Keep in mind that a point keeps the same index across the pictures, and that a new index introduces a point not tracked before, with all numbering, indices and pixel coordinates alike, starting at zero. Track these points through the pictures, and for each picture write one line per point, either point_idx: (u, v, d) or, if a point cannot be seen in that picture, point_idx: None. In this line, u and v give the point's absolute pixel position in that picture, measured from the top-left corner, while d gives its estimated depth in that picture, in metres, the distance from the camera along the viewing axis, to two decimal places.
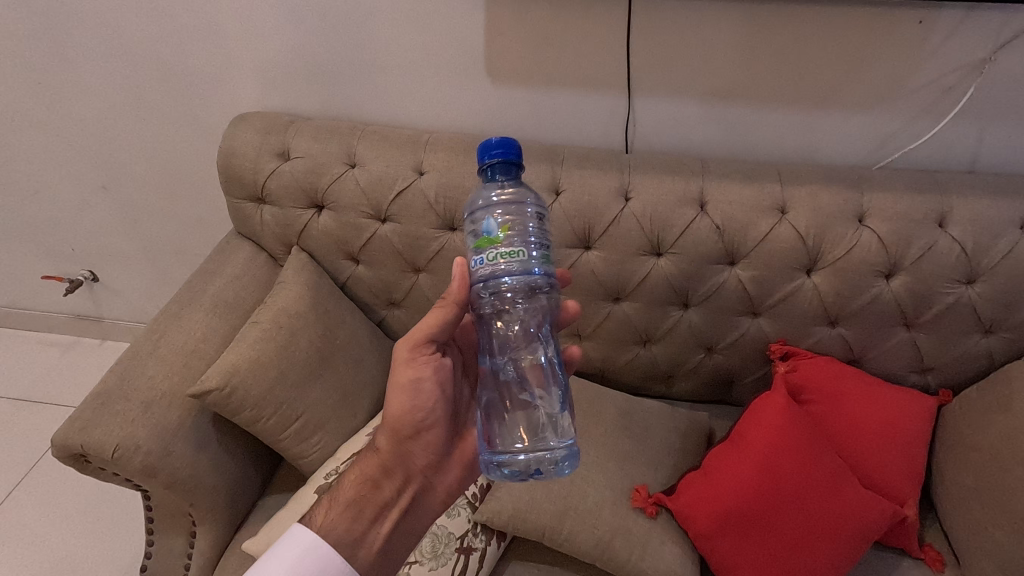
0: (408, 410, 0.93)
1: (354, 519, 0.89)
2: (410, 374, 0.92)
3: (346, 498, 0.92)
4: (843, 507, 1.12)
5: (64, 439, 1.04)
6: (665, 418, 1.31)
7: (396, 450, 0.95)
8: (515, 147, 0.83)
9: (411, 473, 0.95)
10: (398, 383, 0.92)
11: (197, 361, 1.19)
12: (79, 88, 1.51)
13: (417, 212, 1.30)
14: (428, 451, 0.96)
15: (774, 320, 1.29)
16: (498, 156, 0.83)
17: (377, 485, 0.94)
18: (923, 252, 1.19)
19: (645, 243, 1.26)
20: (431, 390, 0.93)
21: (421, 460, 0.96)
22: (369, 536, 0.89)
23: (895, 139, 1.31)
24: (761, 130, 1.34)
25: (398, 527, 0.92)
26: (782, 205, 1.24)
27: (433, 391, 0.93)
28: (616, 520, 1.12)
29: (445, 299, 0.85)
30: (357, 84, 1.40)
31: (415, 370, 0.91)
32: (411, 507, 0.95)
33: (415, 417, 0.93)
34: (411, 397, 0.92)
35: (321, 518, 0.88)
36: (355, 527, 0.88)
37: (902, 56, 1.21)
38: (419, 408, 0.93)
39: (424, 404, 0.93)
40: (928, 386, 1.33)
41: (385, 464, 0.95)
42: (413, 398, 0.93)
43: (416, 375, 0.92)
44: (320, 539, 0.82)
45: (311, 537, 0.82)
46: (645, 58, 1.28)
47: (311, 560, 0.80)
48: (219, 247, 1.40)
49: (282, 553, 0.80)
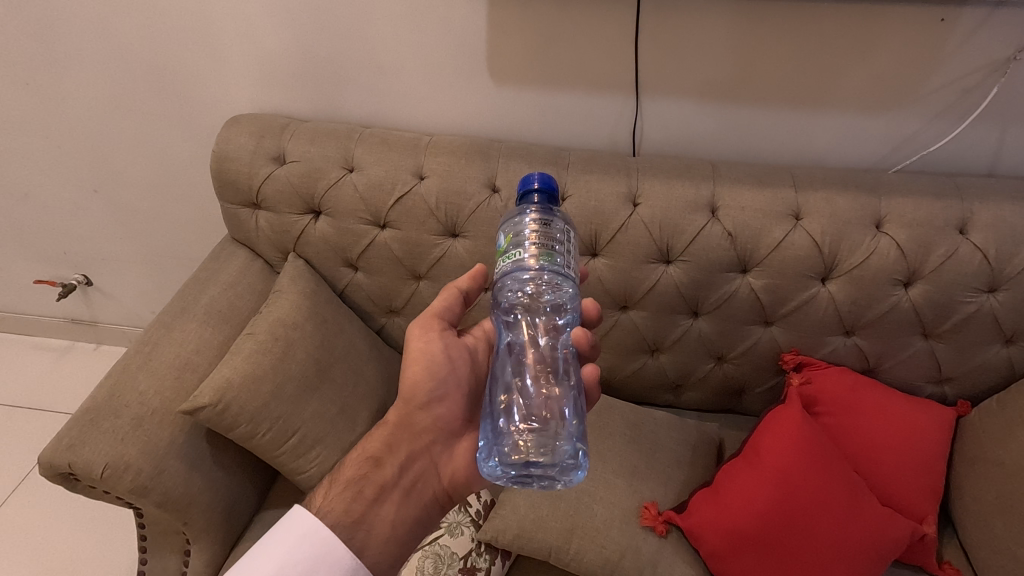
0: (418, 381, 0.89)
1: (353, 498, 0.84)
2: (420, 346, 0.89)
3: (346, 478, 0.88)
4: (862, 527, 1.07)
5: (51, 458, 1.00)
6: (674, 430, 1.27)
7: (401, 425, 0.91)
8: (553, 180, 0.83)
9: (414, 449, 0.90)
10: (409, 356, 0.90)
11: (190, 374, 1.15)
12: (67, 89, 1.46)
13: (417, 218, 1.26)
14: (436, 427, 0.91)
15: (787, 329, 1.25)
16: (536, 182, 0.82)
17: (379, 462, 0.89)
18: (943, 260, 1.15)
19: (654, 250, 1.22)
20: (441, 361, 0.90)
21: (427, 435, 0.91)
22: (371, 517, 0.83)
23: (912, 141, 1.26)
24: (773, 132, 1.29)
25: (399, 508, 0.86)
26: (797, 211, 1.19)
27: (444, 363, 0.90)
28: (625, 539, 1.08)
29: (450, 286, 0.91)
30: (356, 85, 1.35)
31: (425, 342, 0.89)
32: (415, 487, 0.89)
33: (426, 388, 0.89)
34: (421, 367, 0.89)
35: (320, 499, 0.85)
36: (354, 507, 0.83)
37: (922, 55, 1.16)
38: (427, 382, 0.89)
39: (431, 378, 0.89)
40: (946, 397, 1.28)
41: (389, 441, 0.91)
42: (426, 370, 0.89)
43: (426, 347, 0.89)
44: (320, 524, 0.77)
45: (311, 522, 0.77)
46: (654, 57, 1.23)
47: (310, 546, 0.75)
48: (213, 253, 1.36)
49: (280, 538, 0.75)
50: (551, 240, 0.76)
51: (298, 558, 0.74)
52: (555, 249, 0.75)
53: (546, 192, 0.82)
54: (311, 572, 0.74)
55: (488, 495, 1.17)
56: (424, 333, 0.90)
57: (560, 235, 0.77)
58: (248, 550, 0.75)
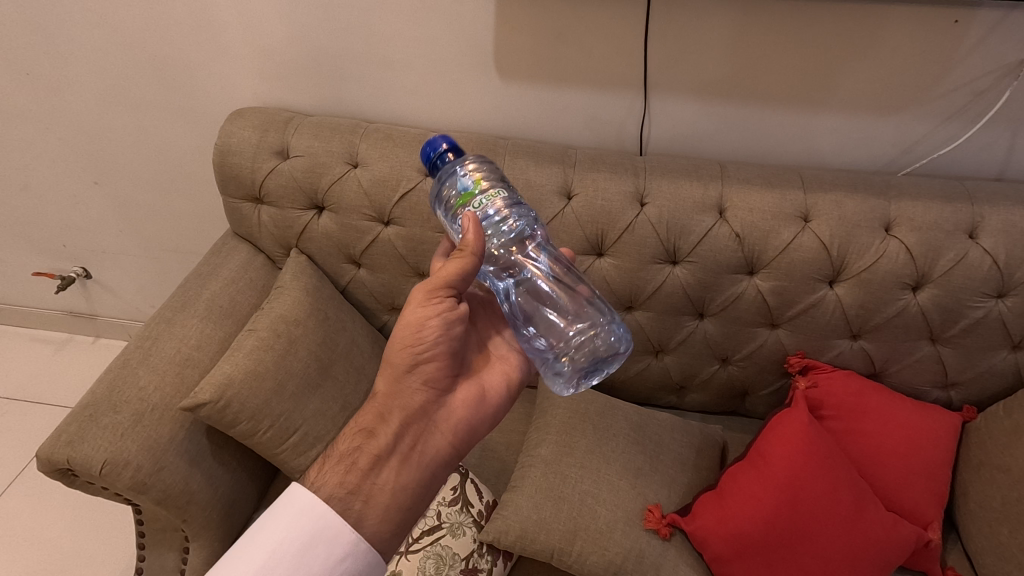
0: (411, 347, 0.87)
1: (347, 470, 0.82)
2: (416, 314, 0.87)
3: (341, 452, 0.84)
4: (867, 531, 1.07)
5: (49, 453, 0.98)
6: (678, 432, 1.26)
7: (394, 393, 0.88)
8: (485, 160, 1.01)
9: (409, 413, 0.87)
10: (404, 324, 0.87)
11: (191, 370, 1.13)
12: (68, 79, 1.44)
13: (421, 215, 1.24)
14: (429, 389, 0.89)
15: (793, 331, 1.24)
16: (442, 142, 0.85)
17: (372, 432, 0.86)
18: (952, 264, 1.14)
19: (661, 251, 1.21)
20: (436, 326, 0.87)
21: (422, 398, 0.88)
22: (368, 488, 0.81)
23: (922, 144, 1.25)
24: (783, 133, 1.28)
25: (400, 475, 0.83)
26: (805, 213, 1.18)
27: (439, 330, 0.87)
28: (628, 542, 1.07)
29: (462, 250, 0.83)
30: (361, 79, 1.34)
31: (421, 310, 0.86)
32: (414, 451, 0.86)
33: (417, 352, 0.87)
34: (412, 332, 0.86)
35: (315, 472, 0.82)
36: (350, 479, 0.81)
37: (935, 57, 1.15)
38: (422, 346, 0.87)
39: (427, 342, 0.87)
40: (951, 402, 1.28)
41: (382, 409, 0.87)
42: (416, 335, 0.86)
43: (423, 315, 0.86)
44: (318, 501, 0.76)
45: (308, 498, 0.76)
46: (664, 55, 1.21)
47: (308, 523, 0.74)
48: (215, 248, 1.35)
49: (278, 517, 0.74)
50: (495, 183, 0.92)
51: (296, 534, 0.73)
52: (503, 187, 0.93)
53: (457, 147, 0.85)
54: (311, 548, 0.73)
55: (489, 496, 1.18)
56: (424, 298, 0.86)
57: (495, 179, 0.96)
58: (245, 531, 0.75)
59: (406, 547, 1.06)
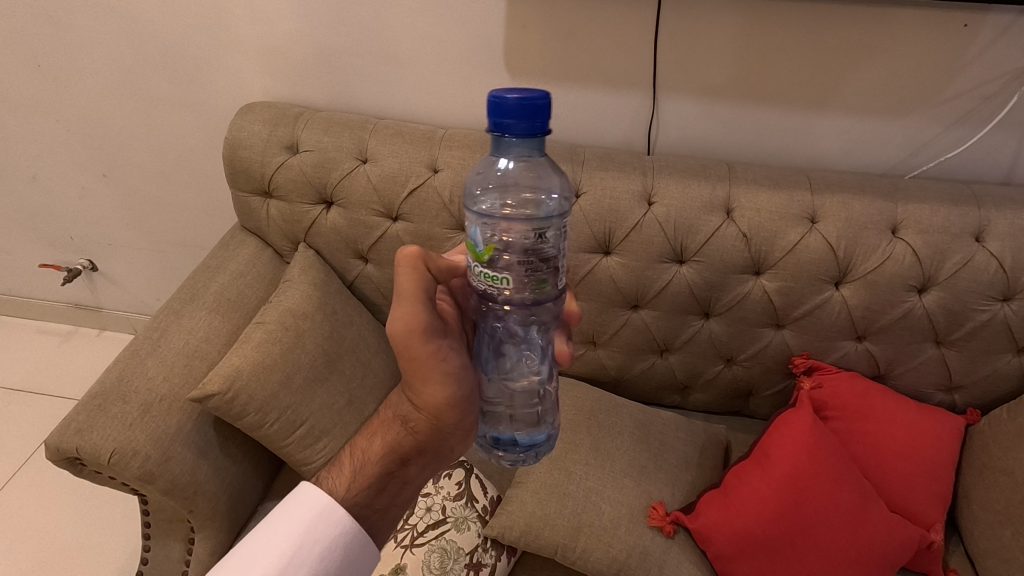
0: (441, 393, 0.77)
1: (376, 492, 0.77)
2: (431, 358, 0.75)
3: (369, 474, 0.78)
4: (872, 531, 1.07)
5: (59, 442, 0.99)
6: (683, 431, 1.27)
7: (428, 429, 0.80)
8: (542, 119, 0.63)
9: (442, 451, 0.83)
10: (426, 365, 0.75)
11: (199, 362, 1.14)
12: (79, 71, 1.45)
13: (429, 211, 1.25)
14: (466, 432, 0.82)
15: (799, 332, 1.24)
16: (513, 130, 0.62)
17: (405, 461, 0.81)
18: (958, 268, 1.14)
19: (668, 250, 1.21)
20: (461, 368, 0.78)
21: (456, 439, 0.82)
22: (394, 509, 0.79)
23: (929, 147, 1.26)
24: (790, 134, 1.28)
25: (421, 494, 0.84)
26: (812, 214, 1.19)
27: (460, 370, 0.78)
28: (632, 539, 1.07)
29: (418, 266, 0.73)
30: (371, 76, 1.34)
31: (436, 351, 0.75)
32: (436, 474, 0.85)
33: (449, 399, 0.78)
34: (438, 378, 0.76)
35: (342, 486, 0.76)
36: (381, 503, 0.77)
37: (944, 60, 1.16)
38: (455, 391, 0.78)
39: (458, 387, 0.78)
40: (955, 405, 1.28)
41: (415, 442, 0.81)
42: (444, 381, 0.77)
43: (439, 357, 0.75)
44: (335, 501, 0.71)
45: (325, 499, 0.70)
46: (673, 55, 1.22)
47: (325, 524, 0.69)
48: (223, 241, 1.36)
49: (292, 515, 0.68)
50: (540, 260, 0.67)
51: (314, 537, 0.68)
52: (544, 273, 0.67)
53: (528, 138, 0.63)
54: (330, 551, 0.68)
55: (495, 492, 1.18)
56: (434, 338, 0.74)
57: (555, 244, 0.67)
58: (252, 529, 0.68)
59: (412, 540, 1.06)
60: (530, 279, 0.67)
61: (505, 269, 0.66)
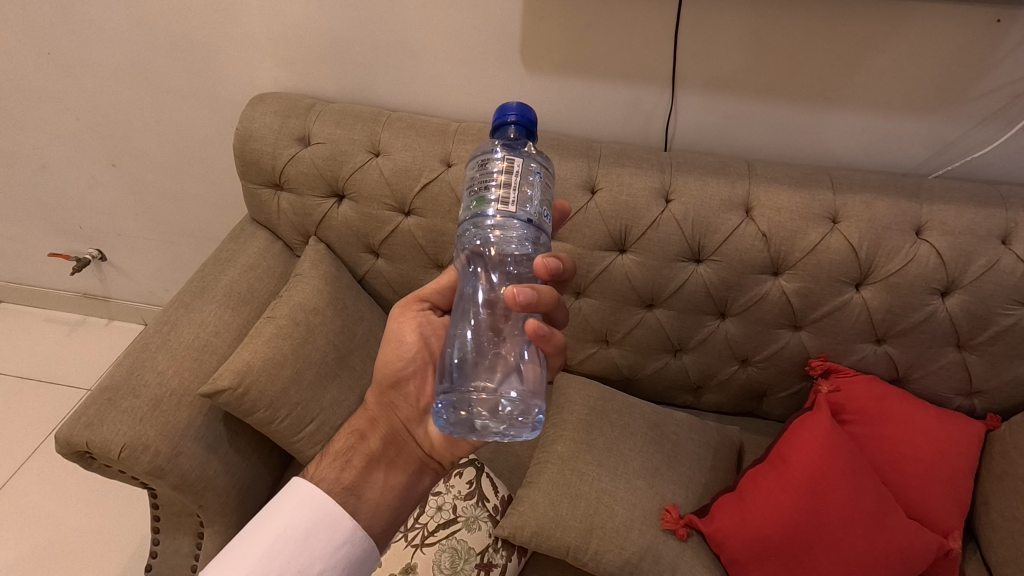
0: (395, 359, 0.90)
1: (343, 467, 0.84)
2: (395, 328, 0.91)
3: (334, 452, 0.87)
4: (889, 538, 1.04)
5: (68, 435, 0.98)
6: (696, 432, 1.25)
7: (382, 401, 0.91)
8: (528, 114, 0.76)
9: (397, 424, 0.90)
10: (386, 337, 0.92)
11: (209, 356, 1.13)
12: (89, 59, 1.43)
13: (443, 205, 1.23)
14: (415, 404, 0.90)
15: (816, 334, 1.22)
16: (512, 114, 0.76)
17: (365, 436, 0.89)
18: (984, 271, 1.11)
19: (685, 249, 1.19)
20: (415, 340, 0.90)
21: (408, 413, 0.91)
22: (363, 486, 0.82)
23: (953, 147, 1.23)
24: (811, 132, 1.26)
25: (389, 476, 0.86)
26: (834, 214, 1.16)
27: (418, 344, 0.90)
28: (645, 542, 1.06)
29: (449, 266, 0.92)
30: (384, 67, 1.32)
31: (399, 323, 0.91)
32: (401, 457, 0.89)
33: (400, 367, 0.90)
34: (393, 346, 0.90)
35: (313, 469, 0.83)
36: (346, 474, 0.83)
37: (974, 58, 1.13)
38: (403, 357, 0.90)
39: (407, 354, 0.90)
40: (974, 409, 1.26)
41: (373, 416, 0.91)
42: (400, 350, 0.90)
43: (401, 328, 0.91)
44: (318, 490, 0.76)
45: (309, 488, 0.76)
46: (694, 49, 1.19)
47: (309, 510, 0.74)
48: (233, 233, 1.34)
49: (281, 506, 0.74)
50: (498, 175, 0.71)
51: (298, 521, 0.73)
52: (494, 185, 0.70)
53: (522, 127, 0.76)
54: (312, 534, 0.73)
55: (505, 491, 1.16)
56: (402, 314, 0.92)
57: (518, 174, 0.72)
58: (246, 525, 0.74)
59: (422, 540, 1.05)
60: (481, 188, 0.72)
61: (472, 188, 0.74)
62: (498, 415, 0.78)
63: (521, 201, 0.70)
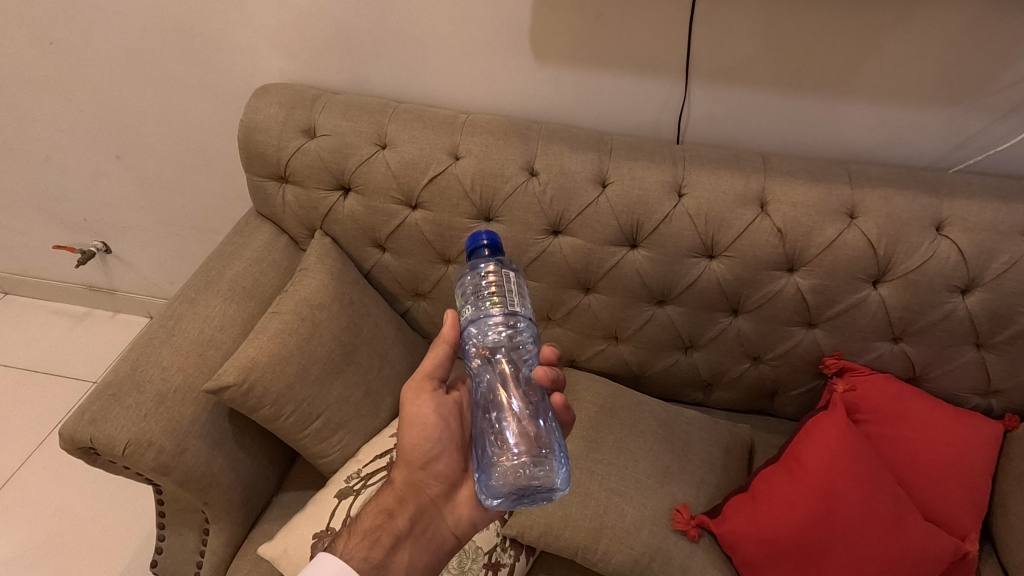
0: (418, 441, 0.90)
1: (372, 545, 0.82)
2: (413, 410, 0.90)
3: (361, 531, 0.85)
4: (905, 541, 1.02)
5: (72, 431, 0.97)
6: (707, 430, 1.23)
7: (406, 480, 0.90)
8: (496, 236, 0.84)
9: (422, 503, 0.89)
10: (404, 419, 0.91)
11: (214, 351, 1.11)
12: (91, 49, 1.41)
13: (450, 199, 1.20)
14: (440, 481, 0.91)
15: (831, 332, 1.20)
16: (484, 238, 0.83)
17: (391, 513, 0.87)
18: (1006, 268, 1.08)
19: (698, 245, 1.16)
20: (435, 419, 0.90)
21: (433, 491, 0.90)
22: (390, 564, 0.82)
23: (975, 140, 1.20)
24: (828, 124, 1.22)
25: (415, 555, 0.85)
26: (851, 209, 1.13)
27: (439, 424, 0.90)
28: (655, 542, 1.04)
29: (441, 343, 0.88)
30: (390, 57, 1.29)
31: (417, 405, 0.90)
32: (426, 533, 0.88)
33: (424, 448, 0.90)
34: (416, 429, 0.90)
35: (341, 545, 0.82)
36: (375, 553, 0.81)
37: (998, 49, 1.09)
38: (426, 440, 0.90)
39: (430, 436, 0.90)
40: (991, 409, 1.23)
41: (398, 495, 0.89)
42: (424, 433, 0.90)
43: (419, 410, 0.89)
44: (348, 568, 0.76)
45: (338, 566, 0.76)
46: (709, 40, 1.16)
47: None
48: (238, 227, 1.32)
49: None
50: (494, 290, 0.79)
51: None
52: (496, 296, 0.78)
53: (495, 247, 0.83)
54: None
55: None
56: (417, 394, 0.90)
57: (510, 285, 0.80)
58: None
59: None
60: (482, 301, 0.79)
61: (469, 306, 0.80)
62: (539, 472, 0.80)
63: (520, 304, 0.79)
